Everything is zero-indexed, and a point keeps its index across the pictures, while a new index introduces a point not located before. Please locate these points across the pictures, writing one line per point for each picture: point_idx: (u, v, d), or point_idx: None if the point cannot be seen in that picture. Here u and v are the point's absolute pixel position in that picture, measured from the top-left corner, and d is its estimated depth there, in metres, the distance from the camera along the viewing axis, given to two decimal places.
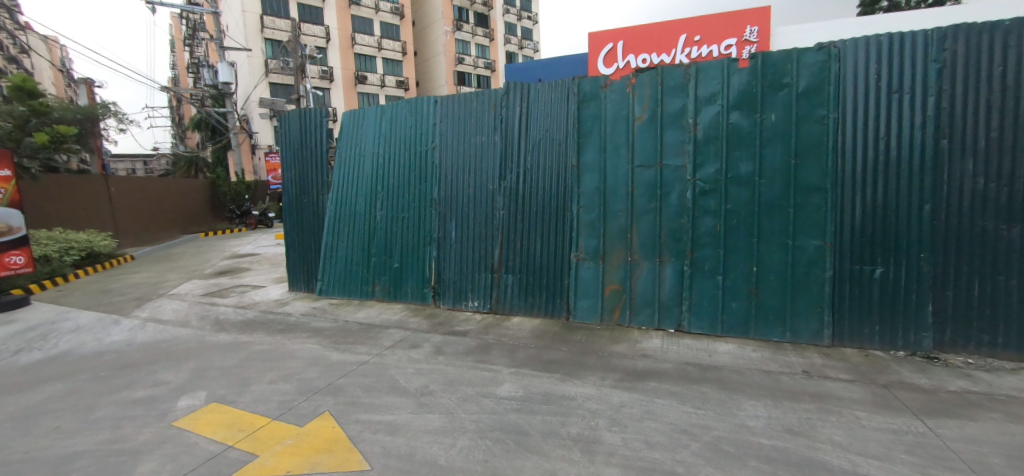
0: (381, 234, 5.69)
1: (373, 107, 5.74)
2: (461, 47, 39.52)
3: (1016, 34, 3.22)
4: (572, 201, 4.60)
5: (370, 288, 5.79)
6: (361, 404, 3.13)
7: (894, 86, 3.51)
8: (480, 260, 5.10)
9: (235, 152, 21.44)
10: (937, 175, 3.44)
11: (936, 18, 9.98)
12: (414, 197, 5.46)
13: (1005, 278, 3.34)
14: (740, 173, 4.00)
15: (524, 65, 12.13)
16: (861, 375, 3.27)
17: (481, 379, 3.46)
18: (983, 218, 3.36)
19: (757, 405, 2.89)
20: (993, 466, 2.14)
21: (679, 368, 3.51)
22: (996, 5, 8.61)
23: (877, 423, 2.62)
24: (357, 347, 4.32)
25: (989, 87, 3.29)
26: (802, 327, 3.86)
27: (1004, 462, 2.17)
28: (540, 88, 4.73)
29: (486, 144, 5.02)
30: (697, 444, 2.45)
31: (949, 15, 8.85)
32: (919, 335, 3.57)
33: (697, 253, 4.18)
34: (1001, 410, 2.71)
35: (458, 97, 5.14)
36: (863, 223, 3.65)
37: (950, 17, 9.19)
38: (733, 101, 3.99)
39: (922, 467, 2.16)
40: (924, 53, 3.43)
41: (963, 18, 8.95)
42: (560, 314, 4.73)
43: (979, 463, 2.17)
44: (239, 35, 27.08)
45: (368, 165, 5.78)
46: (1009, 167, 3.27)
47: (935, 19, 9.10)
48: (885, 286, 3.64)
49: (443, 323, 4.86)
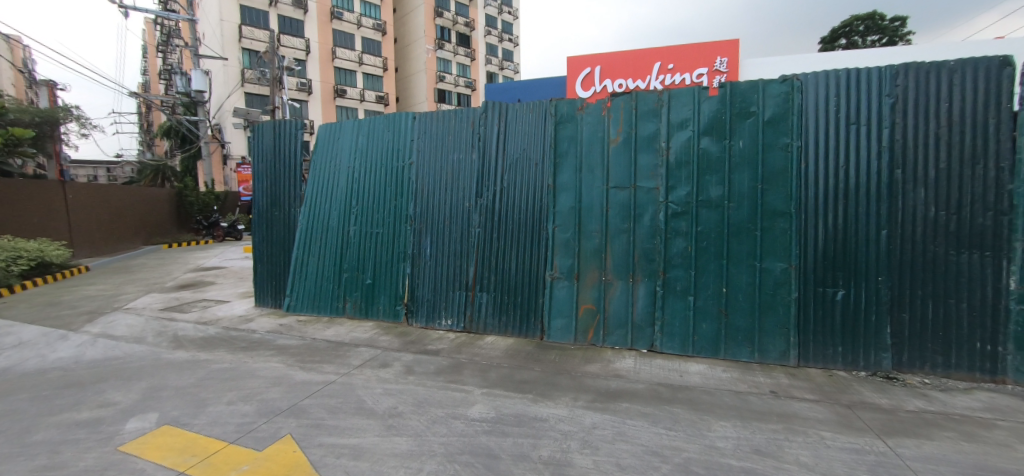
0: (354, 249, 5.56)
1: (350, 121, 5.69)
2: (443, 65, 40.01)
3: (960, 74, 3.49)
4: (547, 219, 4.63)
5: (341, 305, 5.63)
6: (325, 426, 2.99)
7: (851, 118, 3.74)
8: (454, 278, 5.04)
9: (205, 163, 20.75)
10: (893, 203, 3.63)
11: (885, 59, 10.88)
12: (389, 212, 5.39)
13: (956, 301, 3.53)
14: (710, 196, 4.12)
15: (503, 85, 12.33)
16: (825, 395, 3.35)
17: (452, 400, 3.38)
18: (935, 244, 3.56)
19: (727, 426, 2.91)
20: None
21: (650, 389, 3.52)
22: (938, 46, 9.35)
23: (841, 443, 2.67)
24: (323, 366, 4.16)
25: (937, 122, 3.54)
26: (770, 348, 3.95)
27: None
28: (518, 108, 4.80)
29: (464, 161, 5.02)
30: (668, 465, 2.44)
31: (898, 53, 9.56)
32: (879, 356, 3.69)
33: (669, 274, 4.25)
34: (957, 429, 2.81)
35: (436, 114, 5.16)
36: (825, 248, 3.80)
37: (898, 57, 9.94)
38: (703, 127, 4.14)
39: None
40: (879, 88, 3.67)
41: (909, 58, 9.66)
42: (534, 334, 4.69)
43: None
44: (217, 44, 26.71)
45: (343, 179, 5.69)
46: (955, 197, 3.51)
47: (885, 57, 9.81)
48: (847, 308, 3.77)
49: (415, 341, 4.75)
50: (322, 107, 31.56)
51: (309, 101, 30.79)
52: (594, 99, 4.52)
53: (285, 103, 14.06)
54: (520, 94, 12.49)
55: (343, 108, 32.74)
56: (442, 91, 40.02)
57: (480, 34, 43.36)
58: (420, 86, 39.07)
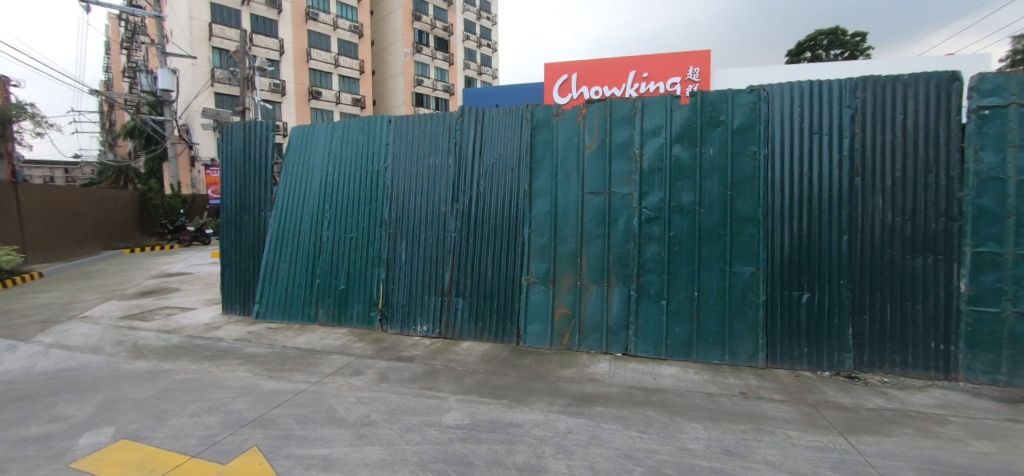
0: (328, 254, 5.44)
1: (324, 123, 5.58)
2: (422, 68, 39.87)
3: (913, 87, 3.69)
4: (523, 225, 4.64)
5: (313, 311, 5.48)
6: (294, 437, 2.90)
7: (814, 128, 3.89)
8: (430, 283, 4.98)
9: (171, 164, 19.96)
10: (853, 209, 3.80)
11: (840, 72, 11.56)
12: (363, 216, 5.29)
13: (911, 302, 3.71)
14: (682, 202, 4.21)
15: (481, 90, 12.50)
16: (791, 395, 3.45)
17: (426, 407, 3.32)
18: (892, 249, 3.73)
19: (698, 427, 2.96)
20: None
21: (624, 392, 3.55)
22: (890, 61, 9.95)
23: (806, 441, 2.75)
24: (293, 374, 4.03)
25: (893, 133, 3.73)
26: (739, 350, 4.04)
27: None
28: (494, 113, 4.81)
29: (440, 165, 4.99)
30: (641, 468, 2.46)
31: (854, 67, 10.14)
32: (842, 357, 3.83)
33: (642, 278, 4.31)
34: (914, 426, 2.94)
35: (412, 117, 5.11)
36: (790, 252, 3.94)
37: (854, 70, 10.57)
38: (675, 134, 4.24)
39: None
40: (839, 99, 3.84)
41: (865, 71, 10.23)
42: (510, 339, 4.68)
43: None
44: (185, 42, 25.89)
45: (316, 183, 5.56)
46: (911, 205, 3.69)
47: (843, 70, 10.37)
48: (811, 310, 3.91)
49: (389, 348, 4.66)
50: (296, 108, 30.97)
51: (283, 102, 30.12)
52: (569, 106, 4.57)
53: (257, 104, 13.71)
54: (497, 99, 12.68)
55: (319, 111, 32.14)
56: (421, 95, 39.84)
57: (460, 39, 43.48)
58: (398, 89, 38.76)
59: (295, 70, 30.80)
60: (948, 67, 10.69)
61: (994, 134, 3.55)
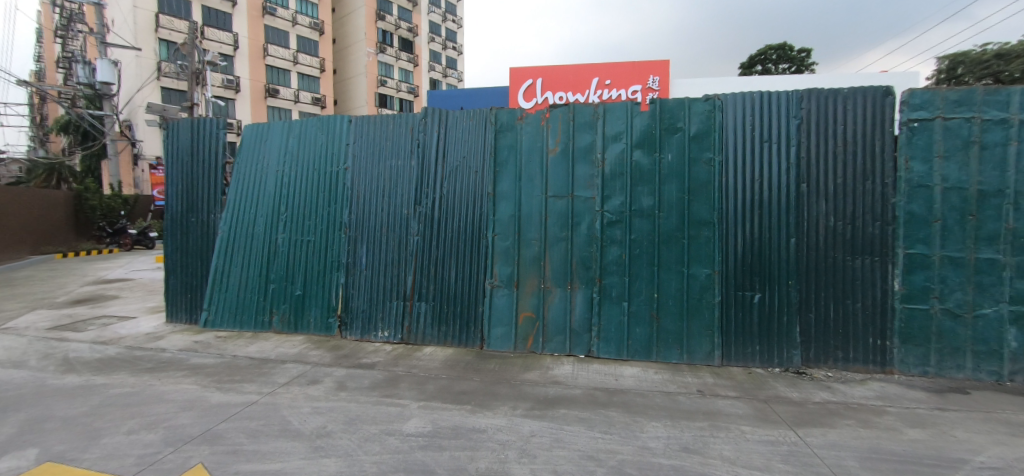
0: (283, 259, 5.20)
1: (280, 122, 5.35)
2: (387, 69, 39.27)
3: (853, 100, 3.95)
4: (487, 228, 4.61)
5: (267, 319, 5.22)
6: (244, 452, 2.72)
7: (763, 135, 4.09)
8: (391, 288, 4.86)
9: (112, 162, 18.62)
10: (799, 214, 4.02)
11: (780, 86, 12.45)
12: (322, 219, 5.10)
13: (852, 300, 3.96)
14: (643, 206, 4.31)
15: (448, 92, 12.70)
16: (745, 392, 3.59)
17: (386, 415, 3.22)
18: (835, 251, 3.97)
19: (658, 426, 3.02)
20: (850, 469, 2.44)
21: (587, 393, 3.58)
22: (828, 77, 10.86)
23: (759, 436, 2.86)
24: (244, 385, 3.81)
25: (834, 142, 3.98)
26: (697, 349, 4.18)
27: (858, 464, 2.50)
28: (458, 116, 4.77)
29: (402, 167, 4.89)
30: (603, 469, 2.47)
31: (793, 80, 11.06)
32: (791, 353, 4.03)
33: (604, 281, 4.38)
34: (854, 417, 3.13)
35: (374, 118, 4.98)
36: (743, 254, 4.11)
37: (794, 83, 11.54)
38: (635, 140, 4.34)
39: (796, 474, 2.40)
40: (787, 110, 4.06)
41: (807, 84, 11.10)
42: (473, 343, 4.64)
43: (839, 466, 2.47)
44: (129, 33, 24.32)
45: (271, 183, 5.32)
46: (851, 209, 3.94)
47: (785, 83, 11.23)
48: (762, 310, 4.09)
49: (348, 355, 4.50)
50: (250, 106, 29.64)
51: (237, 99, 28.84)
52: (533, 110, 4.60)
53: (207, 100, 13.01)
54: (463, 101, 12.85)
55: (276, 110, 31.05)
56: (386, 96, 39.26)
57: (425, 40, 43.21)
58: (360, 89, 37.81)
59: (251, 66, 29.58)
60: (875, 82, 11.68)
61: (923, 145, 3.85)
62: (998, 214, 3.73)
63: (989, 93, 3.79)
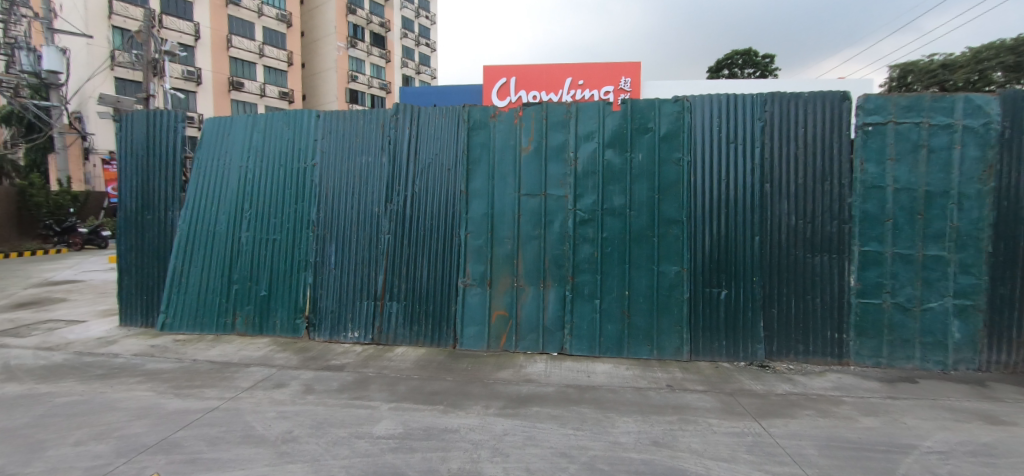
0: (247, 258, 5.01)
1: (243, 116, 5.13)
2: (358, 64, 38.49)
3: (812, 104, 4.12)
4: (459, 226, 4.57)
5: (229, 321, 5.01)
6: (203, 460, 2.59)
7: (729, 136, 4.22)
8: (361, 287, 4.75)
9: (60, 156, 17.50)
10: (762, 212, 4.16)
11: (741, 90, 12.98)
12: (288, 217, 4.93)
13: (811, 295, 4.14)
14: (614, 205, 4.37)
15: (421, 88, 12.61)
16: (712, 385, 3.69)
17: (355, 418, 3.14)
18: (797, 249, 4.13)
19: (629, 421, 3.06)
20: (810, 457, 2.54)
21: (559, 391, 3.60)
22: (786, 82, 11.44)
23: (725, 428, 2.95)
24: (204, 391, 3.64)
25: (795, 144, 4.14)
26: (666, 345, 4.26)
27: (816, 452, 2.60)
28: (430, 113, 4.70)
29: (373, 164, 4.78)
30: (575, 465, 2.49)
31: (754, 84, 11.59)
32: (755, 348, 4.17)
33: (577, 279, 4.41)
34: (814, 407, 3.26)
35: (343, 113, 4.85)
36: (710, 251, 4.22)
37: (755, 87, 12.10)
38: (607, 139, 4.39)
39: (760, 464, 2.47)
40: (752, 112, 4.19)
41: (766, 87, 11.65)
42: (446, 343, 4.59)
43: (800, 455, 2.56)
44: (78, 19, 22.89)
45: (235, 180, 5.10)
46: (810, 208, 4.11)
47: (747, 86, 11.75)
48: (728, 305, 4.21)
49: (316, 357, 4.37)
50: (212, 98, 28.38)
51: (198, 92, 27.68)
52: (506, 108, 4.58)
53: (165, 92, 12.39)
54: (435, 99, 12.78)
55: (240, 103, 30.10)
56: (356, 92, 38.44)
57: (397, 36, 42.65)
58: (330, 83, 36.85)
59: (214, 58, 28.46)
60: (829, 87, 12.31)
61: (876, 148, 4.06)
62: (943, 213, 3.98)
63: (935, 100, 4.03)
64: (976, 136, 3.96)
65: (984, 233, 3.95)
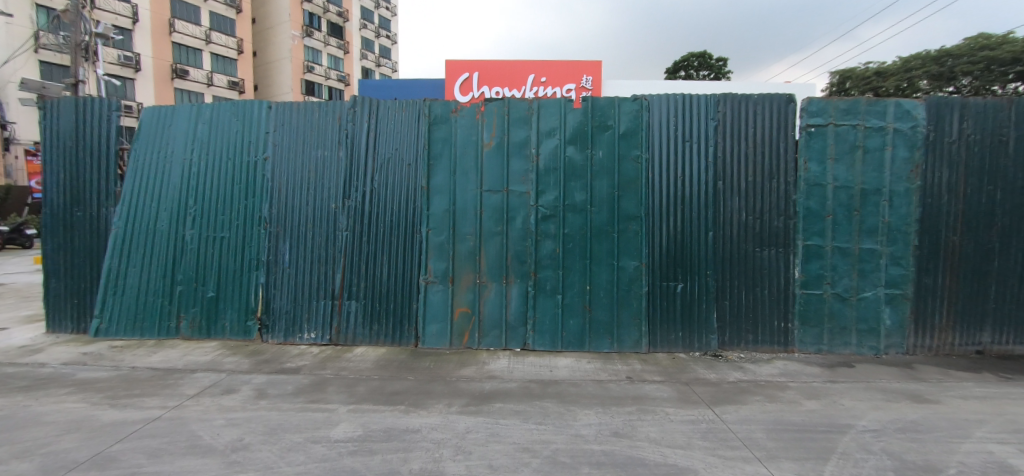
0: (192, 257, 4.71)
1: (186, 106, 4.81)
2: (313, 54, 37.10)
3: (761, 105, 4.33)
4: (420, 223, 4.48)
5: (173, 325, 4.71)
6: (142, 474, 2.40)
7: (684, 135, 4.36)
8: (318, 286, 4.59)
9: None
10: (715, 209, 4.33)
11: (694, 91, 13.59)
12: (238, 214, 4.68)
13: (759, 287, 4.36)
14: (576, 201, 4.42)
15: (381, 81, 12.30)
16: (669, 376, 3.82)
17: (312, 422, 3.02)
18: (747, 243, 4.34)
19: (590, 414, 3.12)
20: (759, 441, 2.68)
21: (522, 386, 3.62)
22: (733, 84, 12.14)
23: (681, 416, 3.06)
24: (144, 400, 3.39)
25: (745, 143, 4.33)
26: (626, 338, 4.38)
27: (764, 436, 2.75)
28: (389, 106, 4.58)
29: (329, 159, 4.60)
30: (538, 459, 2.50)
31: (705, 86, 12.22)
32: (709, 338, 4.35)
33: (539, 275, 4.44)
34: (763, 393, 3.44)
35: (296, 105, 4.64)
36: (666, 246, 4.36)
37: (705, 88, 12.75)
38: (569, 136, 4.43)
39: (713, 449, 2.57)
40: (706, 112, 4.34)
41: (716, 89, 12.33)
42: (407, 342, 4.52)
43: (750, 439, 2.69)
44: None
45: (178, 174, 4.78)
46: (759, 205, 4.33)
47: (699, 87, 12.37)
48: (684, 298, 4.37)
49: (269, 360, 4.18)
50: (152, 85, 26.49)
51: (138, 80, 25.81)
52: (468, 103, 4.53)
53: (97, 78, 11.40)
54: (396, 93, 12.54)
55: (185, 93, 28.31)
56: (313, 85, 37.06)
57: (356, 26, 41.42)
58: (286, 74, 35.26)
59: (156, 43, 26.59)
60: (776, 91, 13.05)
61: (818, 148, 4.31)
62: (876, 210, 4.29)
63: (870, 104, 4.32)
64: (905, 138, 4.29)
65: (910, 228, 4.30)
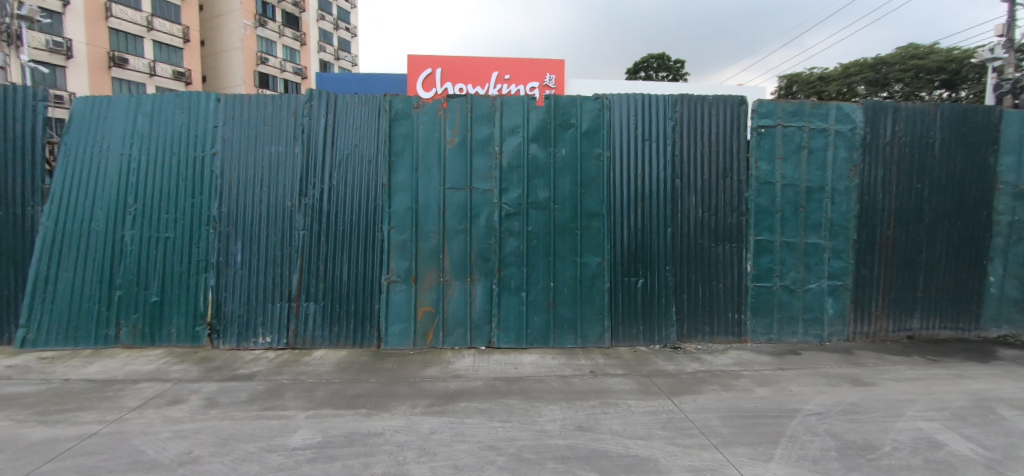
0: (133, 260, 4.41)
1: (124, 97, 4.47)
2: (267, 45, 35.43)
3: (716, 106, 4.50)
4: (381, 221, 4.38)
5: (112, 332, 4.39)
6: None
7: (644, 134, 4.48)
8: (274, 288, 4.40)
9: None
10: (674, 206, 4.48)
11: (651, 92, 14.05)
12: (184, 213, 4.41)
13: (714, 281, 4.56)
14: (539, 198, 4.45)
15: (340, 75, 11.93)
16: (630, 369, 3.92)
17: (268, 430, 2.89)
18: (703, 239, 4.52)
19: (554, 409, 3.16)
20: (715, 428, 2.80)
21: (487, 384, 3.62)
22: (688, 86, 12.69)
23: (642, 408, 3.15)
24: (78, 415, 3.12)
25: (701, 142, 4.50)
26: (589, 333, 4.46)
27: (720, 423, 2.87)
28: (348, 101, 4.44)
29: (284, 155, 4.41)
30: (503, 457, 2.51)
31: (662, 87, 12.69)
32: (669, 331, 4.51)
33: (503, 272, 4.45)
34: (718, 383, 3.59)
35: (247, 98, 4.41)
36: (627, 243, 4.47)
37: (663, 90, 13.23)
38: (532, 134, 4.45)
39: (673, 438, 2.67)
40: (664, 112, 4.47)
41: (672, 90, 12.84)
42: (369, 343, 4.41)
43: (707, 427, 2.81)
44: None
45: (115, 170, 4.45)
46: (714, 202, 4.51)
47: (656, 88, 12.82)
48: (645, 293, 4.50)
49: (221, 367, 3.97)
50: (87, 73, 24.48)
51: (70, 67, 23.81)
52: (430, 99, 4.45)
53: (20, 64, 10.37)
54: (357, 87, 12.21)
55: (124, 83, 26.36)
56: (268, 78, 35.50)
57: (314, 18, 39.95)
58: (240, 66, 33.54)
59: (91, 27, 24.60)
60: (729, 93, 13.65)
61: (767, 148, 4.54)
62: (820, 206, 4.58)
63: (814, 107, 4.59)
64: (845, 139, 4.59)
65: (850, 223, 4.61)
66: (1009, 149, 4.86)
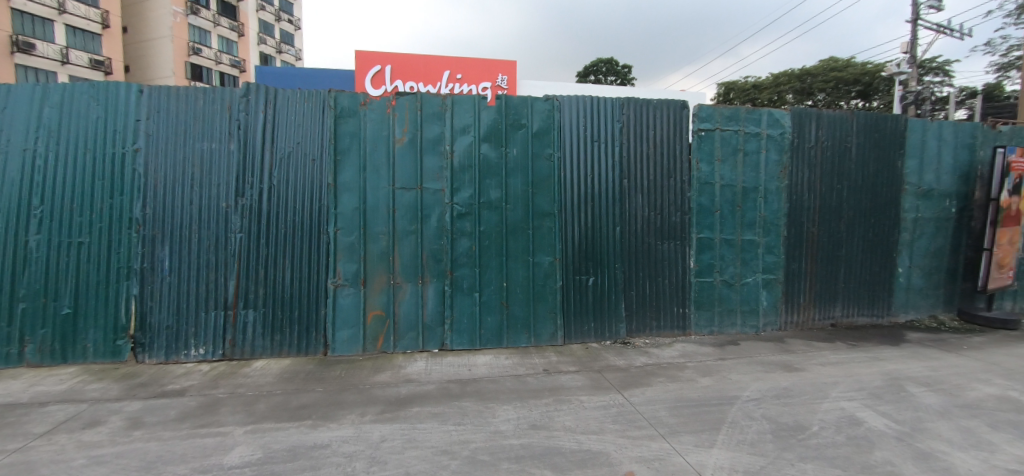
0: (40, 268, 3.96)
1: (26, 86, 4.00)
2: (200, 35, 33.06)
3: (660, 109, 4.70)
4: (327, 222, 4.21)
5: (15, 350, 3.92)
6: None
7: (593, 135, 4.59)
8: (208, 295, 4.10)
9: None
10: (621, 205, 4.64)
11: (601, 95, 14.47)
12: (101, 215, 4.01)
13: (660, 277, 4.76)
14: (491, 198, 4.45)
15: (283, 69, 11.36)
16: (583, 365, 4.01)
17: (202, 450, 2.69)
18: (649, 237, 4.70)
19: (509, 409, 3.17)
20: (662, 419, 2.92)
21: (440, 387, 3.57)
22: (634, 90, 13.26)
23: (593, 403, 3.23)
24: None
25: (646, 144, 4.68)
26: (542, 332, 4.53)
27: (666, 413, 3.00)
28: (290, 96, 4.22)
29: (218, 152, 4.12)
30: (457, 461, 2.48)
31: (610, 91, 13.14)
32: (619, 327, 4.66)
33: (456, 273, 4.41)
34: (665, 375, 3.76)
35: (175, 90, 4.08)
36: (578, 242, 4.57)
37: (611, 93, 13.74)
38: (483, 133, 4.44)
39: (623, 431, 2.76)
40: (611, 114, 4.62)
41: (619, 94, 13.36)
42: (316, 350, 4.23)
43: (655, 418, 2.93)
44: None
45: (16, 168, 3.97)
46: (659, 201, 4.71)
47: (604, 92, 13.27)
48: (595, 290, 4.62)
49: (146, 384, 3.65)
50: None
51: None
52: (378, 96, 4.33)
53: None
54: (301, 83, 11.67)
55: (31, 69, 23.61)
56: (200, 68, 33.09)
57: (256, 8, 37.79)
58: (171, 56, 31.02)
59: None
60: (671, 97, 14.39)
61: (707, 150, 4.80)
62: (754, 205, 4.91)
63: (749, 112, 4.89)
64: (775, 143, 4.95)
65: (781, 221, 4.98)
66: (912, 153, 5.44)
